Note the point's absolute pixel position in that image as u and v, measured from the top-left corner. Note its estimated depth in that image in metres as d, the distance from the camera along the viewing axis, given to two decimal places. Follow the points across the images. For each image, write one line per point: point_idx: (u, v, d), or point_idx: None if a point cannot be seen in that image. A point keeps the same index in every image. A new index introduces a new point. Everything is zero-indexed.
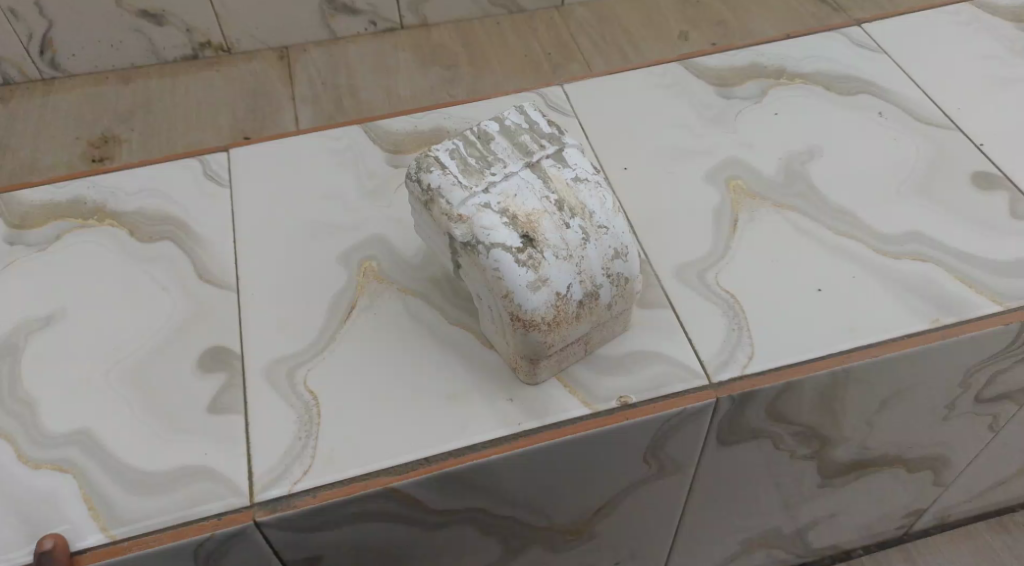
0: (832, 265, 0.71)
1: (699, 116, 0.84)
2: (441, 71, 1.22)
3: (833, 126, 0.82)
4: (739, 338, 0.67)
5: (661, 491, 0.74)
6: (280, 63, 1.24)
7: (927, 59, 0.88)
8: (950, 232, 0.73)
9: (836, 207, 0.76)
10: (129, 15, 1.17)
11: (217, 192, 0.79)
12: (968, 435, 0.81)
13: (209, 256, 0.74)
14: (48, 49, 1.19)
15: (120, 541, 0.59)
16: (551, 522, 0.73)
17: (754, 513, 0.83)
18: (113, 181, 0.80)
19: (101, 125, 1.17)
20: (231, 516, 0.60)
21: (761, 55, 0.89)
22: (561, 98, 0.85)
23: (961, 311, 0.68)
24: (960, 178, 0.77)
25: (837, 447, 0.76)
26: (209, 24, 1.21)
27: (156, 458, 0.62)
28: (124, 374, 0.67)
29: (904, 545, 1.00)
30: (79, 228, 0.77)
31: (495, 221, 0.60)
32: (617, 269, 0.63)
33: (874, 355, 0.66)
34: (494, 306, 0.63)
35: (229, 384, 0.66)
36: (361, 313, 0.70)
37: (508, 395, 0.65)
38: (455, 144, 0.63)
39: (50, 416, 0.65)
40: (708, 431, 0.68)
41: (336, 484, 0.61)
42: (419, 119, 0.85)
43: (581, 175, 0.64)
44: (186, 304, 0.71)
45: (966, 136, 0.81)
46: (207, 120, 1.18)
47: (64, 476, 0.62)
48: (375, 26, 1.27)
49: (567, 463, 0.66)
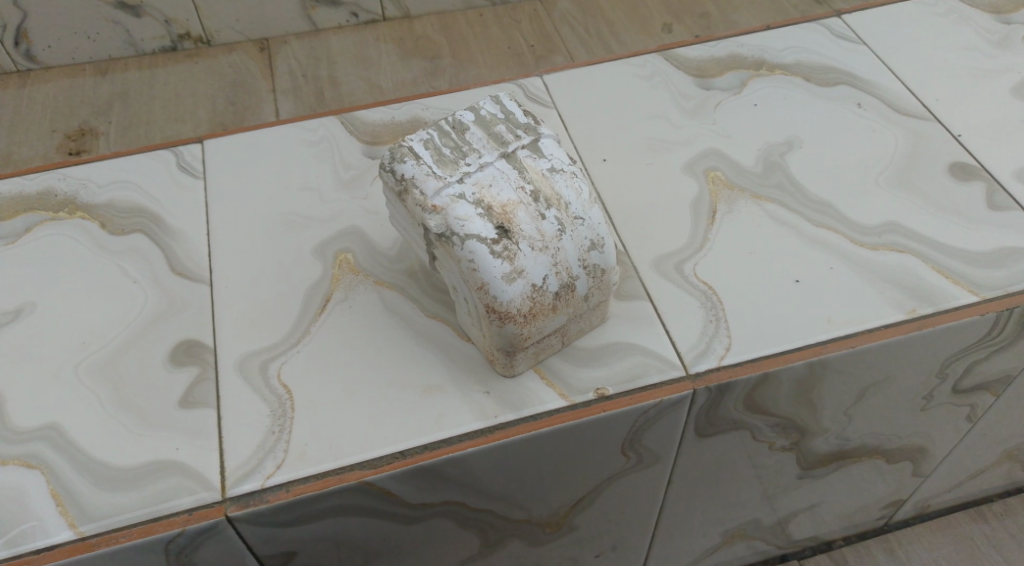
0: (810, 256, 0.71)
1: (678, 107, 0.83)
2: (422, 63, 1.21)
3: (812, 117, 0.82)
4: (716, 329, 0.67)
5: (640, 483, 0.74)
6: (260, 55, 1.23)
7: (906, 51, 0.88)
8: (928, 223, 0.73)
9: (814, 198, 0.75)
10: (106, 6, 1.15)
11: (190, 184, 0.78)
12: (946, 426, 0.81)
13: (182, 248, 0.73)
14: (23, 41, 1.17)
15: (88, 538, 0.58)
16: (530, 515, 0.72)
17: (734, 504, 0.83)
18: (85, 173, 0.79)
19: (77, 117, 1.15)
20: (201, 512, 0.59)
21: (741, 46, 0.89)
22: (540, 89, 0.85)
23: (938, 302, 0.68)
24: (938, 170, 0.77)
25: (816, 438, 0.76)
26: (188, 16, 1.19)
27: (126, 453, 0.62)
28: (94, 368, 0.66)
29: (884, 535, 1.01)
30: (50, 221, 0.76)
31: (470, 212, 0.60)
32: (594, 260, 0.63)
33: (851, 345, 0.66)
34: (469, 299, 0.62)
35: (201, 377, 0.65)
36: (336, 306, 0.69)
37: (484, 387, 0.65)
38: (430, 133, 0.62)
39: (18, 411, 0.64)
40: (686, 423, 0.67)
41: (310, 478, 0.60)
42: (396, 110, 0.84)
43: (557, 165, 0.63)
44: (157, 297, 0.70)
45: (944, 127, 0.81)
46: (186, 112, 1.16)
47: (32, 472, 0.61)
48: (357, 18, 1.26)
49: (544, 456, 0.65)
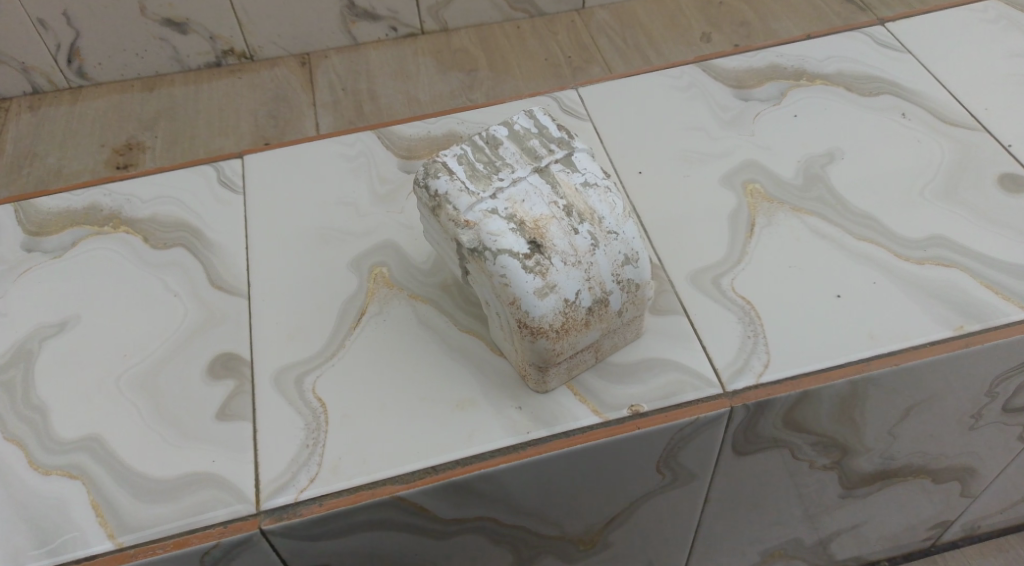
0: (852, 270, 0.70)
1: (716, 118, 0.82)
2: (460, 76, 1.22)
3: (854, 128, 0.80)
4: (755, 345, 0.65)
5: (677, 501, 0.73)
6: (302, 70, 1.25)
7: (953, 59, 0.86)
8: (975, 236, 0.71)
9: (856, 210, 0.74)
10: (154, 24, 1.18)
11: (230, 198, 0.79)
12: (996, 446, 0.78)
13: (221, 262, 0.74)
14: (75, 59, 1.20)
15: (126, 549, 0.59)
16: (564, 532, 0.71)
17: (773, 523, 0.81)
18: (130, 188, 0.81)
19: (125, 132, 1.18)
20: (236, 525, 0.59)
21: (780, 56, 0.87)
22: (575, 101, 0.84)
23: (987, 318, 0.66)
24: (986, 181, 0.75)
25: (859, 457, 0.74)
26: (232, 32, 1.22)
27: (163, 464, 0.62)
28: (135, 380, 0.67)
29: (931, 556, 0.98)
30: (94, 235, 0.77)
31: (502, 227, 0.59)
32: (627, 275, 0.62)
33: (894, 363, 0.64)
34: (502, 314, 0.62)
35: (238, 391, 0.66)
36: (370, 319, 0.70)
37: (517, 403, 0.64)
38: (463, 149, 0.62)
39: (62, 421, 0.65)
40: (722, 441, 0.66)
41: (343, 492, 0.60)
42: (432, 124, 0.84)
43: (591, 180, 0.63)
44: (196, 311, 0.71)
45: (993, 137, 0.78)
46: (229, 127, 1.18)
47: (72, 482, 0.62)
48: (396, 32, 1.27)
49: (578, 473, 0.65)
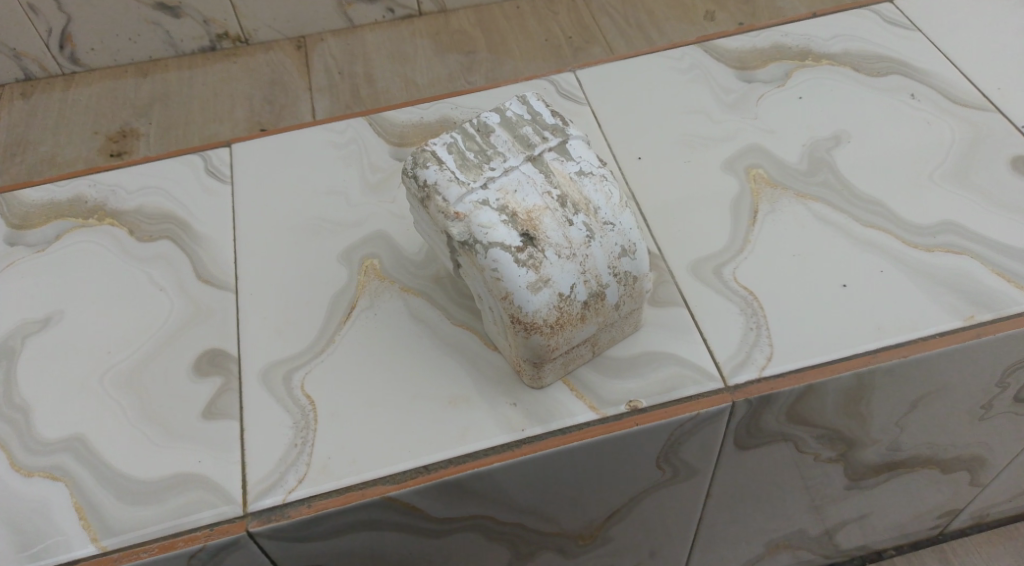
0: (858, 258, 0.67)
1: (718, 101, 0.79)
2: (458, 58, 1.19)
3: (861, 110, 0.78)
4: (757, 338, 0.63)
5: (677, 495, 0.71)
6: (297, 53, 1.22)
7: (964, 37, 0.83)
8: (986, 221, 0.69)
9: (863, 195, 0.71)
10: (146, 8, 1.15)
11: (218, 189, 0.77)
12: (1006, 436, 0.76)
13: (208, 254, 0.72)
14: (67, 44, 1.18)
15: (110, 553, 0.57)
16: (562, 528, 0.70)
17: (777, 516, 0.79)
18: (116, 179, 0.79)
19: (118, 119, 1.15)
20: (222, 527, 0.58)
21: (786, 36, 0.84)
22: (572, 84, 0.82)
23: (1000, 307, 0.63)
24: (999, 164, 0.72)
25: (865, 449, 0.72)
26: (226, 16, 1.19)
27: (148, 465, 0.61)
28: (120, 377, 0.66)
29: (939, 545, 0.96)
30: (79, 228, 0.75)
31: (493, 219, 0.57)
32: (624, 267, 0.60)
33: (902, 355, 0.62)
34: (495, 308, 0.60)
35: (225, 389, 0.64)
36: (360, 313, 0.68)
37: (511, 399, 0.62)
38: (453, 136, 0.60)
39: (45, 422, 0.63)
40: (724, 436, 0.64)
41: (332, 494, 0.58)
42: (424, 110, 0.82)
43: (586, 168, 0.60)
44: (183, 305, 0.69)
45: (1006, 118, 0.76)
46: (223, 112, 1.16)
47: (55, 484, 0.60)
48: (393, 14, 1.24)
49: (575, 470, 0.63)
